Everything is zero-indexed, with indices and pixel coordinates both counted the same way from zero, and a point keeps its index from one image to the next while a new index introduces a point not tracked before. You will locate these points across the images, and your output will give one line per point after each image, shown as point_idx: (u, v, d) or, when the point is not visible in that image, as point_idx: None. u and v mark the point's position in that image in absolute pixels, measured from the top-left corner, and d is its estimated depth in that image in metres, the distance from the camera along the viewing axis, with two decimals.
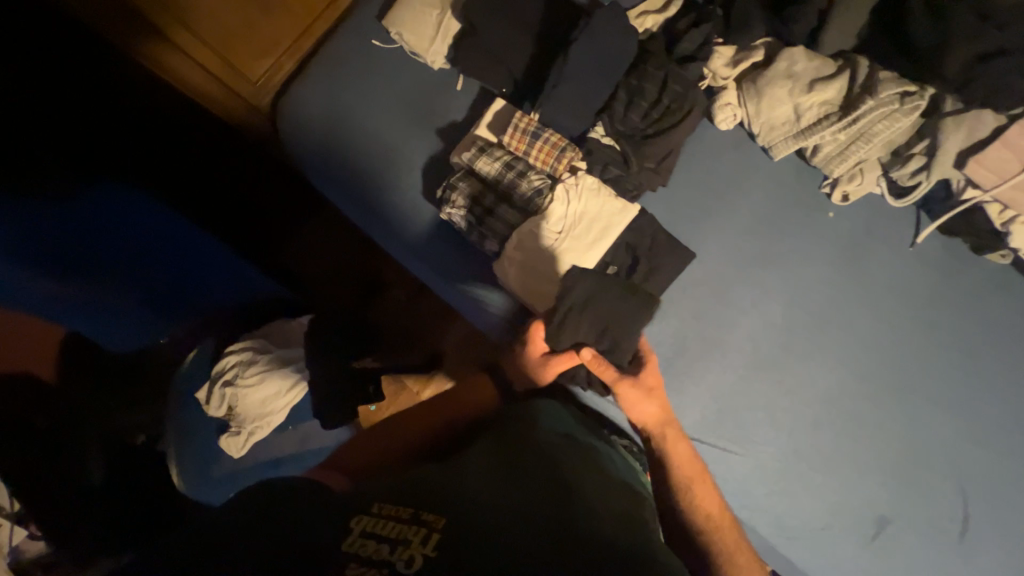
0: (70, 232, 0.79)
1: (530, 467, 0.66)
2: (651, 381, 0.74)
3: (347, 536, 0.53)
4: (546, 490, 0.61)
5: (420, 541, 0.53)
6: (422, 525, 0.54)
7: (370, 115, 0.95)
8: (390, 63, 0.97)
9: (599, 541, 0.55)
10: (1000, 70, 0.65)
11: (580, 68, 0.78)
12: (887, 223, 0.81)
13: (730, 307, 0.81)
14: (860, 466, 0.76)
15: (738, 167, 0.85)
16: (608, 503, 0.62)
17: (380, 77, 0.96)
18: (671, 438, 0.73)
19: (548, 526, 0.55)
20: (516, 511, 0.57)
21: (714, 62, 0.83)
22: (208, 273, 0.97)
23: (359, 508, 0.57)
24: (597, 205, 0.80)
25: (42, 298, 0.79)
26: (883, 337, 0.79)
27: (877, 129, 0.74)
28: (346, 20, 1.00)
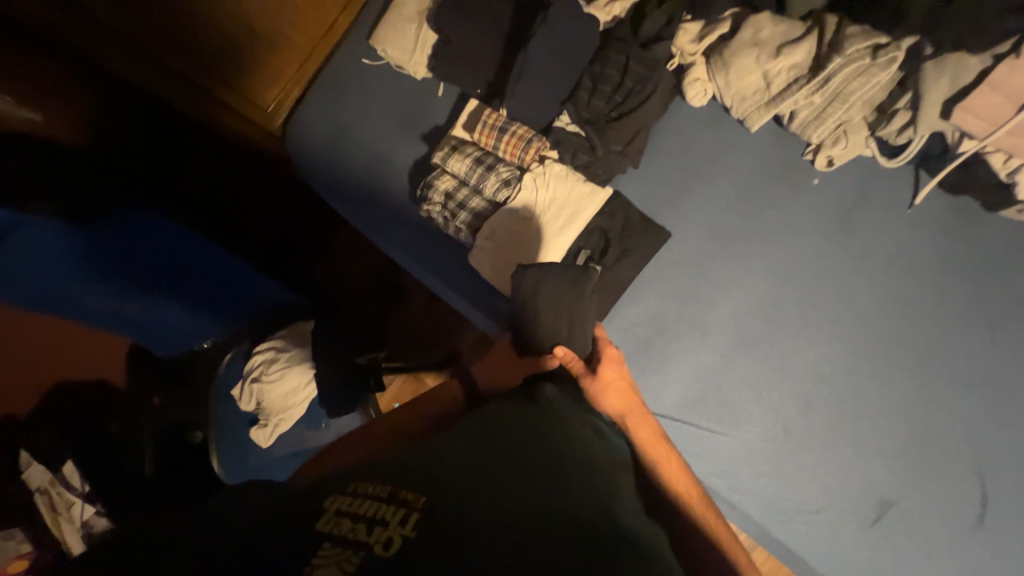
0: (117, 239, 0.90)
1: (513, 433, 0.59)
2: (609, 374, 0.72)
3: (321, 518, 0.50)
4: (526, 456, 0.56)
5: (397, 520, 0.48)
6: (401, 504, 0.50)
7: (363, 128, 1.02)
8: (378, 78, 1.04)
9: (587, 516, 0.49)
10: (978, 7, 0.60)
11: (542, 60, 0.81)
12: (882, 185, 0.76)
13: (710, 284, 0.80)
14: (862, 446, 0.70)
15: (715, 142, 0.84)
16: (596, 471, 0.56)
17: (370, 92, 1.04)
18: (637, 424, 0.69)
19: (529, 499, 0.50)
20: (499, 488, 0.52)
21: (680, 39, 0.83)
22: (238, 278, 1.05)
23: (336, 490, 0.55)
24: (565, 191, 0.82)
25: (113, 312, 0.94)
26: (883, 308, 0.74)
27: (852, 87, 0.71)
28: (340, 44, 1.10)
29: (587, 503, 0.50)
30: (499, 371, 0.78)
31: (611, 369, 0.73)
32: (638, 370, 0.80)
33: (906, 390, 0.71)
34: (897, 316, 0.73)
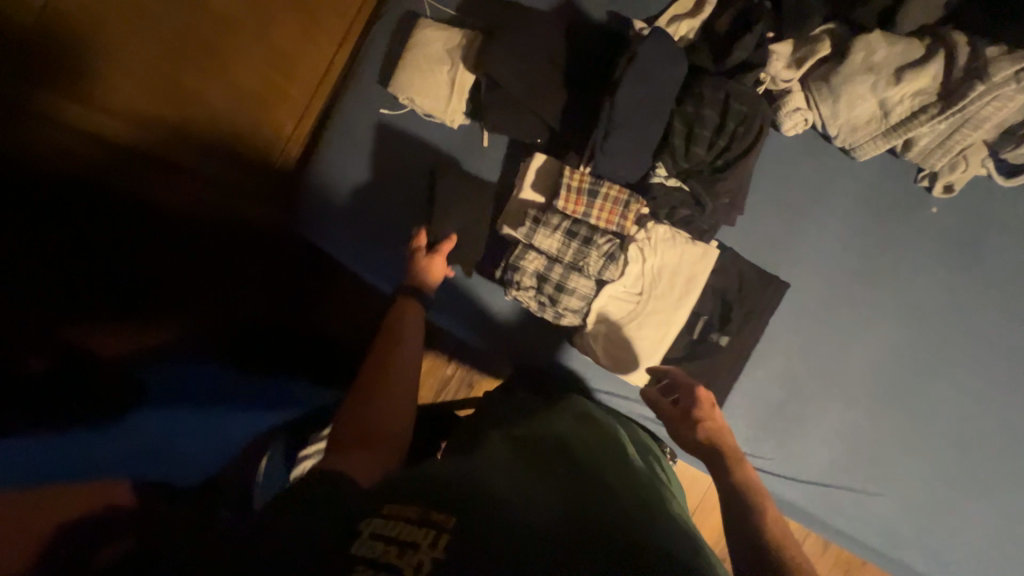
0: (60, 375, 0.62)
1: (564, 457, 0.55)
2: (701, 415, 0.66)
3: (355, 539, 0.40)
4: (576, 479, 0.52)
5: (428, 544, 0.40)
6: (431, 525, 0.42)
7: (401, 195, 0.87)
8: (406, 132, 0.88)
9: (641, 529, 0.45)
10: None
11: (632, 107, 0.70)
12: (1002, 207, 0.72)
13: (841, 334, 0.74)
14: (1017, 483, 0.70)
15: (819, 175, 0.76)
16: (641, 495, 0.52)
17: (400, 150, 0.88)
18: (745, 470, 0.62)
19: (580, 516, 0.45)
20: (540, 513, 0.45)
21: (773, 65, 0.73)
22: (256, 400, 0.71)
23: (364, 505, 0.44)
24: (675, 257, 0.73)
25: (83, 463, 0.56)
26: (1019, 338, 0.71)
27: (985, 113, 0.65)
28: (347, 92, 0.91)
29: (640, 522, 0.47)
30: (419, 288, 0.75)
31: (708, 413, 0.66)
32: (778, 438, 0.74)
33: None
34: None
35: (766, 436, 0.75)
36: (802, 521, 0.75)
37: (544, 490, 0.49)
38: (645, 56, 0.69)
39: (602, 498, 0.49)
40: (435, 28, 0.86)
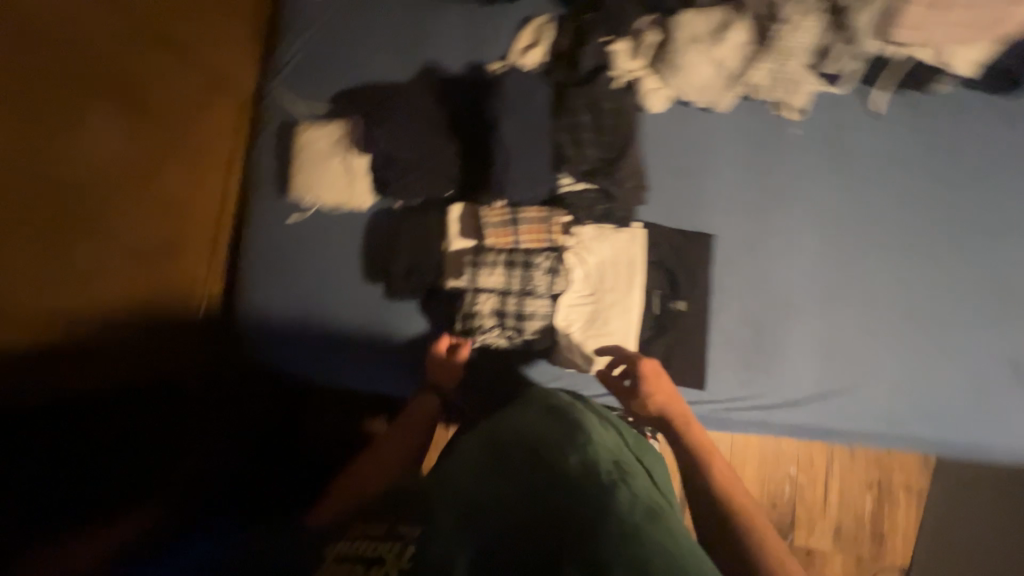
0: None
1: (532, 453, 0.57)
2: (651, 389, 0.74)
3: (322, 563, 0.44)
4: (542, 472, 0.54)
5: (395, 555, 0.43)
6: (397, 539, 0.46)
7: (342, 286, 0.88)
8: (324, 230, 0.90)
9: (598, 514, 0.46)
10: None
11: (513, 137, 0.78)
12: (844, 110, 0.84)
13: (773, 258, 0.81)
14: (963, 323, 0.79)
15: (700, 134, 0.84)
16: (606, 473, 0.54)
17: (327, 248, 0.90)
18: (687, 430, 0.73)
19: (543, 513, 0.48)
20: (506, 517, 0.49)
21: (619, 61, 0.83)
22: None
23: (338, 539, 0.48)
24: (610, 249, 0.77)
25: None
26: (908, 205, 0.82)
27: (794, 42, 0.77)
28: (253, 211, 0.92)
29: (601, 504, 0.48)
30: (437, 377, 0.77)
31: (656, 387, 0.74)
32: (765, 369, 0.79)
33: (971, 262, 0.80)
34: (923, 207, 0.82)
35: (754, 373, 0.79)
36: (818, 435, 0.79)
37: (511, 489, 0.53)
38: (511, 97, 0.80)
39: (565, 495, 0.50)
40: (317, 128, 0.90)
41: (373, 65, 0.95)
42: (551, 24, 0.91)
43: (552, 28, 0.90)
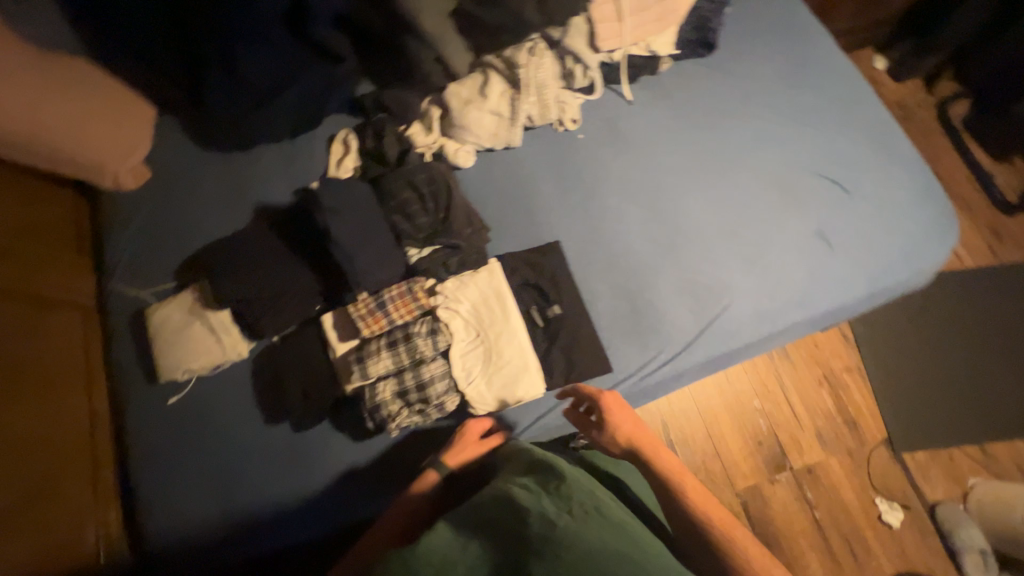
0: None
1: (514, 500, 0.56)
2: (617, 419, 0.73)
3: None
4: (518, 518, 0.53)
5: None
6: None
7: (247, 442, 0.85)
8: (211, 395, 0.87)
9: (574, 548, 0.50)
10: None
11: (348, 236, 0.80)
12: (606, 108, 1.02)
13: (611, 237, 0.92)
14: (776, 220, 0.92)
15: (509, 168, 0.98)
16: (578, 507, 0.55)
17: (220, 411, 0.86)
18: (653, 452, 0.72)
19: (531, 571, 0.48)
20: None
21: (418, 140, 0.96)
22: None
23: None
24: (474, 290, 0.83)
25: None
26: (687, 154, 0.98)
27: (539, 77, 0.93)
28: (129, 410, 0.88)
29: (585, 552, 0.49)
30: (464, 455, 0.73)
31: (620, 416, 0.73)
32: (643, 331, 0.86)
33: (746, 172, 0.95)
34: (699, 150, 0.98)
35: (643, 336, 0.86)
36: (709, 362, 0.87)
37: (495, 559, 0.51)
38: (334, 202, 0.82)
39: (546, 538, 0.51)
40: (163, 306, 0.88)
41: (208, 227, 1.00)
42: (352, 132, 1.02)
43: (355, 135, 1.01)
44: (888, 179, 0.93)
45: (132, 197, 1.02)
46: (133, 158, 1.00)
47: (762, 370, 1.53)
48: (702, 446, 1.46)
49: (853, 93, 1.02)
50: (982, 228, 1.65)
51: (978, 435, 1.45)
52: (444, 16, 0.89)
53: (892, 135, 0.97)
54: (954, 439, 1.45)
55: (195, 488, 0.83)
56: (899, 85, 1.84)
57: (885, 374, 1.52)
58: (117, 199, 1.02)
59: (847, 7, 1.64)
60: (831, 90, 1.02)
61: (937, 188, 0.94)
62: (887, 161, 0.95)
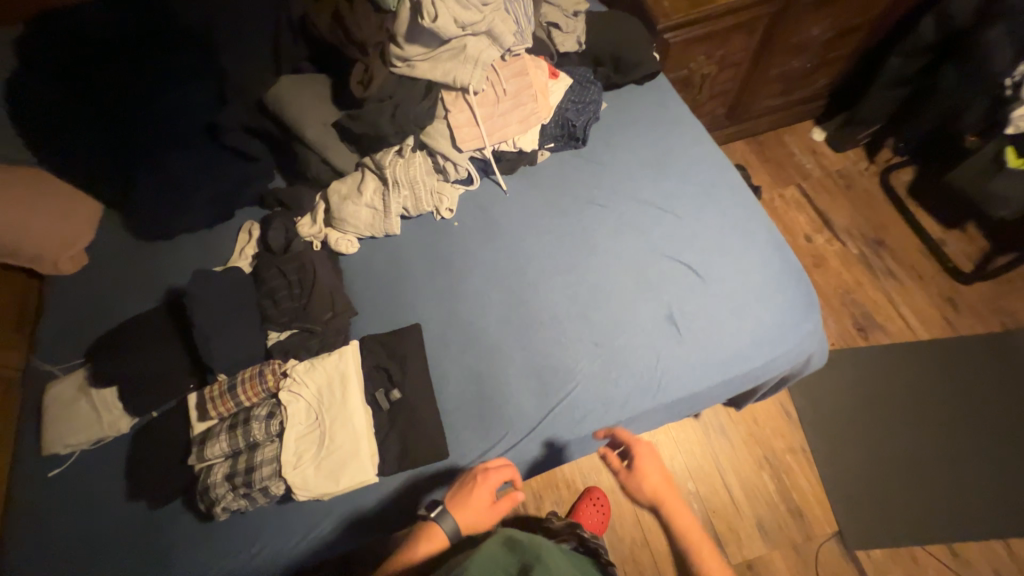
0: None
1: None
2: (643, 464, 0.83)
3: None
4: None
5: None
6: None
7: (109, 517, 0.89)
8: (87, 468, 0.93)
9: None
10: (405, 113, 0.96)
11: (215, 322, 0.89)
12: (483, 197, 1.10)
13: (469, 321, 0.96)
14: (628, 304, 0.93)
15: (387, 254, 1.06)
16: None
17: (93, 484, 0.92)
18: (673, 509, 0.80)
19: None
20: None
21: (304, 231, 1.06)
22: None
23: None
24: (322, 374, 0.88)
25: None
26: (551, 238, 1.03)
27: (410, 175, 1.03)
28: (14, 482, 0.94)
29: None
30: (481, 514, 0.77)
31: (649, 463, 0.83)
32: (487, 418, 0.88)
33: (603, 257, 0.99)
34: (563, 235, 1.03)
35: (486, 422, 0.87)
36: (551, 445, 0.88)
37: None
38: (202, 295, 0.90)
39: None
40: (61, 381, 0.98)
41: (125, 308, 1.11)
42: (257, 223, 1.14)
43: (258, 226, 1.13)
44: (743, 264, 0.94)
45: (65, 280, 1.15)
46: (73, 248, 1.14)
47: (699, 449, 1.43)
48: (631, 533, 1.36)
49: (715, 175, 1.05)
50: (936, 297, 1.58)
51: (947, 533, 1.29)
52: (325, 125, 1.04)
53: (749, 215, 0.99)
54: (916, 538, 1.29)
55: (51, 564, 0.86)
56: (841, 155, 1.86)
57: (835, 457, 1.40)
58: (51, 282, 1.15)
59: (771, 87, 1.71)
60: (692, 173, 1.05)
61: (792, 267, 0.94)
62: (744, 246, 0.95)
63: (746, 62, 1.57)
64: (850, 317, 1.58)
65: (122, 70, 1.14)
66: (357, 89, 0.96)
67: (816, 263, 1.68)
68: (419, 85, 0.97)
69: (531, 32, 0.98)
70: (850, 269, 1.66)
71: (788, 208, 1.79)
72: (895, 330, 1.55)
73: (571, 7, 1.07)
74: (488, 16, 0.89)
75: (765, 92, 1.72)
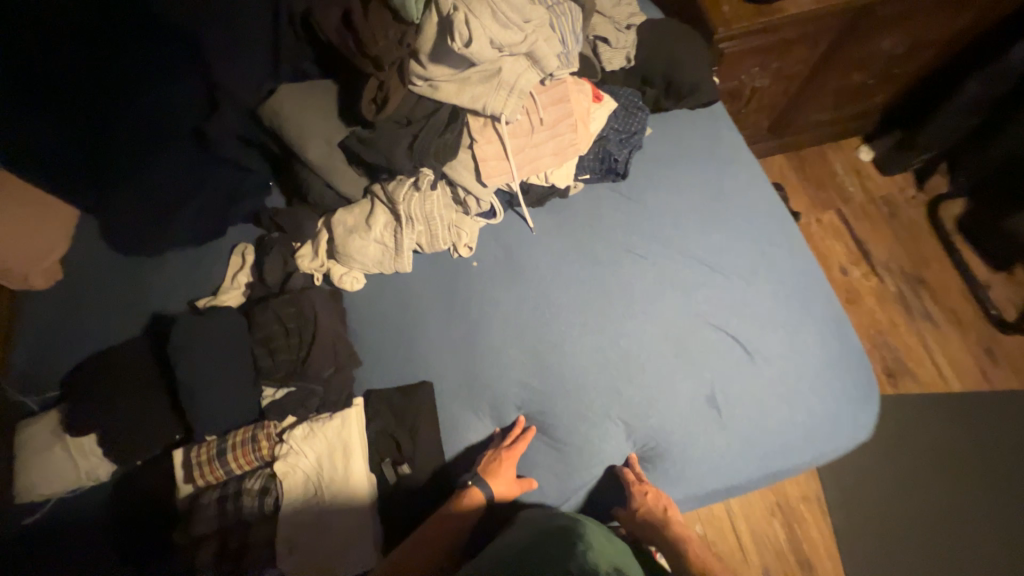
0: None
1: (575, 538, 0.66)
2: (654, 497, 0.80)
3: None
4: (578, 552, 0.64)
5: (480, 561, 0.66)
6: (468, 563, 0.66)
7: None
8: (58, 520, 0.84)
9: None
10: (424, 143, 0.81)
11: (199, 376, 0.79)
12: (506, 234, 0.98)
13: (487, 384, 0.87)
14: (664, 378, 0.84)
15: (396, 293, 0.95)
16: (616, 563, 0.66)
17: (69, 541, 0.82)
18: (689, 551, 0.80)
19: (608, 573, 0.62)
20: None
21: (304, 264, 0.95)
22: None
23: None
24: (322, 441, 0.80)
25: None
26: (581, 291, 0.92)
27: (427, 210, 0.91)
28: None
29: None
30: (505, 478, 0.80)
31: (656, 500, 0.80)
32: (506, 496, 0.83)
33: (640, 319, 0.88)
34: (595, 288, 0.92)
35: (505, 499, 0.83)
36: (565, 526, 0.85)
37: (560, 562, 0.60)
38: (186, 343, 0.80)
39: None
40: (36, 421, 0.87)
41: (105, 332, 0.99)
42: (251, 245, 1.02)
43: (252, 249, 1.01)
44: (796, 342, 0.84)
45: (35, 295, 1.03)
46: (48, 259, 1.01)
47: None
48: None
49: (771, 230, 0.93)
50: (972, 345, 1.50)
51: None
52: (330, 145, 0.90)
53: (806, 283, 0.89)
54: None
55: None
56: (887, 178, 1.72)
57: (853, 511, 1.35)
58: (16, 295, 1.02)
59: (824, 101, 1.54)
60: (746, 225, 0.94)
61: (850, 348, 0.85)
62: (796, 320, 0.86)
63: (805, 71, 1.40)
64: (881, 361, 1.50)
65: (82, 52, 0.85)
66: (369, 112, 0.80)
67: (849, 299, 1.58)
68: (442, 111, 0.82)
69: (578, 53, 0.83)
70: (886, 307, 1.56)
71: (825, 235, 1.66)
72: (926, 378, 1.47)
73: (625, 18, 0.89)
74: (530, 35, 0.73)
75: (818, 105, 1.55)
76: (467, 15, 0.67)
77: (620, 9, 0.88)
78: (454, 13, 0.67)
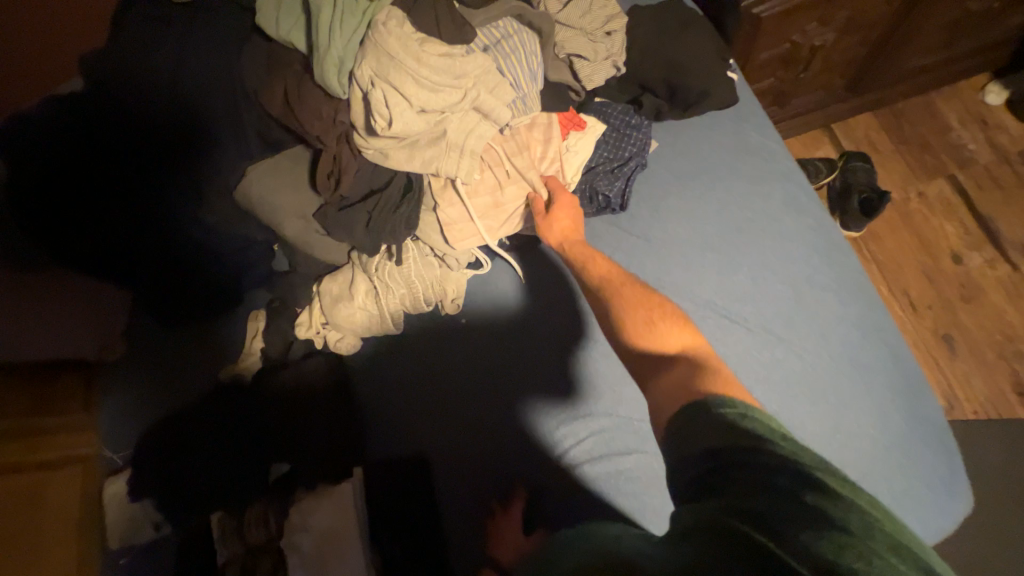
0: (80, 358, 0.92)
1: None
2: (561, 216, 0.76)
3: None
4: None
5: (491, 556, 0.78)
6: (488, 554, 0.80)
7: None
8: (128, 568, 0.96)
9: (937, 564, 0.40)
10: (381, 218, 0.78)
11: (233, 435, 0.92)
12: (496, 284, 0.95)
13: (487, 442, 0.87)
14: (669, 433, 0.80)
15: (389, 356, 0.93)
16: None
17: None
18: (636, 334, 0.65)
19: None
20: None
21: (304, 330, 0.96)
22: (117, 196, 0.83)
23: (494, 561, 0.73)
24: (324, 513, 0.84)
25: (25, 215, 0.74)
26: (569, 327, 0.91)
27: (405, 275, 0.89)
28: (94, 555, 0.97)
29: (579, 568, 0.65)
30: (505, 533, 0.81)
31: (563, 212, 0.76)
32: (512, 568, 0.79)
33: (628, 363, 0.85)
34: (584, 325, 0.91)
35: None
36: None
37: None
38: (214, 410, 0.94)
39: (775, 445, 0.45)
40: (113, 482, 1.00)
41: (147, 403, 1.05)
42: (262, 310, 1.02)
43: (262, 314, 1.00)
44: (848, 411, 0.67)
45: None
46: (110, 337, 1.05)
47: None
48: None
49: (815, 267, 0.74)
50: None
51: None
52: (305, 218, 0.89)
53: (862, 336, 0.70)
54: None
55: None
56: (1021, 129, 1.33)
57: None
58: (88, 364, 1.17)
59: (923, 42, 1.17)
60: (781, 262, 0.75)
61: (921, 428, 0.66)
62: (846, 382, 0.68)
63: (887, 16, 1.07)
64: (1010, 376, 1.18)
65: (89, 149, 0.88)
66: (326, 188, 0.76)
67: (965, 297, 1.25)
68: (396, 183, 0.77)
69: (535, 91, 0.74)
70: (1019, 304, 1.22)
71: (930, 213, 1.31)
72: None
73: (600, 26, 0.77)
74: (469, 89, 0.67)
75: (915, 50, 1.19)
76: (385, 93, 0.64)
77: (591, 16, 0.76)
78: (373, 90, 0.65)
